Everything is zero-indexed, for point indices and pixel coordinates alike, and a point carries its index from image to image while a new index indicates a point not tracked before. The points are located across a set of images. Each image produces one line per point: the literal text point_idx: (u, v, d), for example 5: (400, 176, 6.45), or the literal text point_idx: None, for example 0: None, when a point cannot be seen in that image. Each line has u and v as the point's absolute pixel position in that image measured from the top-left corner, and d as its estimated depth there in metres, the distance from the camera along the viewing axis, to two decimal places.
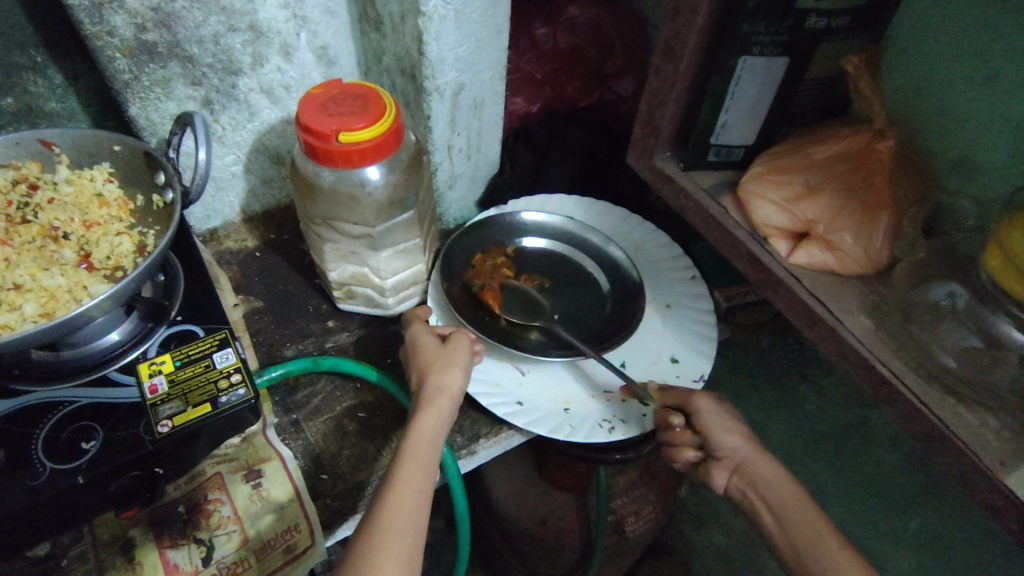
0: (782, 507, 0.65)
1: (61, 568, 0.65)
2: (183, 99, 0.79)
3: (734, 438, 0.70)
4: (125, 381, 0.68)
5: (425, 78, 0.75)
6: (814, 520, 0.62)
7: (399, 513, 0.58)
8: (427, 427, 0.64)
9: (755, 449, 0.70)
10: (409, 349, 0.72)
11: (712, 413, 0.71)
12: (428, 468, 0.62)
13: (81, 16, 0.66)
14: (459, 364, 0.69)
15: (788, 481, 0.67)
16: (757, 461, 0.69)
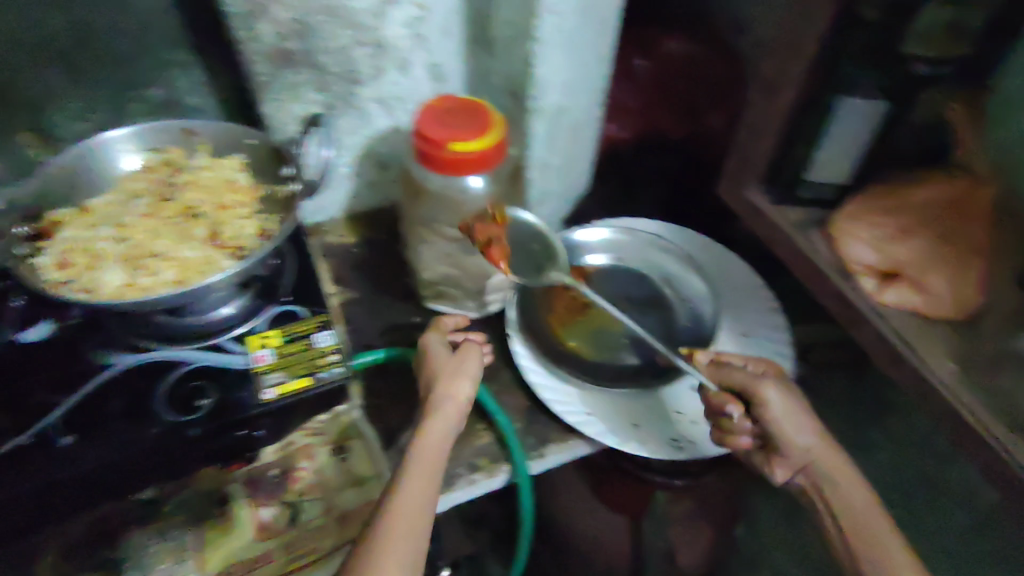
0: (845, 507, 0.67)
1: (163, 512, 0.72)
2: (310, 103, 0.85)
3: (802, 435, 0.71)
4: (235, 349, 0.74)
5: (531, 98, 0.79)
6: (878, 523, 0.65)
7: (402, 504, 0.62)
8: (434, 433, 0.69)
9: (821, 447, 0.70)
10: (421, 359, 0.78)
11: (782, 407, 0.71)
12: (433, 469, 0.66)
13: (232, 21, 0.75)
14: (467, 373, 0.74)
15: (852, 480, 0.69)
16: (822, 457, 0.70)
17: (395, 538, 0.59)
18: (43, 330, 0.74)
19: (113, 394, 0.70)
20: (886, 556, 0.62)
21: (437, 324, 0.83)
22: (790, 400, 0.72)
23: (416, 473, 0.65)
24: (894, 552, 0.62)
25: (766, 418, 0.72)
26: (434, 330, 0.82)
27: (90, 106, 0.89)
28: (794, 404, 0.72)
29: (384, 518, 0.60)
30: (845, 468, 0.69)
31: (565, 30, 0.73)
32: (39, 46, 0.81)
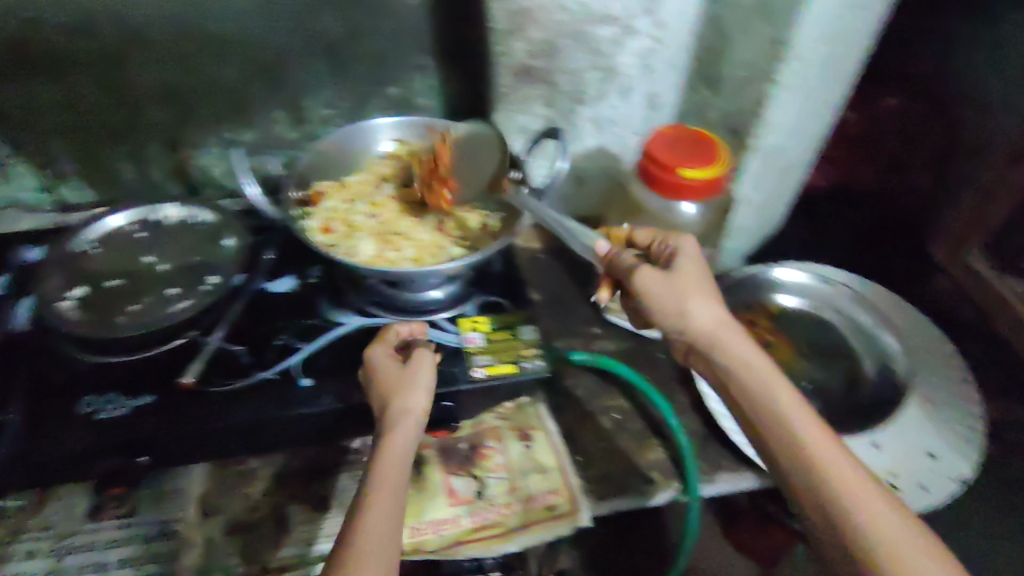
0: (804, 424, 0.58)
1: (366, 462, 0.79)
2: (535, 115, 0.93)
3: (681, 305, 0.65)
4: (448, 328, 0.81)
5: (750, 137, 0.83)
6: (808, 429, 0.58)
7: (376, 526, 0.56)
8: (392, 451, 0.62)
9: (717, 316, 0.65)
10: (368, 374, 0.70)
11: (672, 283, 0.65)
12: (398, 487, 0.60)
13: (493, 36, 0.82)
14: (422, 385, 0.67)
15: (769, 375, 0.61)
16: (705, 335, 0.64)
17: (371, 530, 0.56)
18: (286, 284, 0.84)
19: (341, 352, 0.77)
20: (839, 481, 0.54)
21: (381, 334, 0.74)
22: (688, 260, 0.67)
23: (379, 495, 0.59)
24: (857, 477, 0.54)
25: (660, 301, 0.66)
26: (381, 342, 0.73)
27: (338, 96, 1.00)
28: (691, 262, 0.67)
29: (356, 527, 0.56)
30: (737, 348, 0.63)
31: (801, 75, 0.77)
32: (314, 40, 0.92)
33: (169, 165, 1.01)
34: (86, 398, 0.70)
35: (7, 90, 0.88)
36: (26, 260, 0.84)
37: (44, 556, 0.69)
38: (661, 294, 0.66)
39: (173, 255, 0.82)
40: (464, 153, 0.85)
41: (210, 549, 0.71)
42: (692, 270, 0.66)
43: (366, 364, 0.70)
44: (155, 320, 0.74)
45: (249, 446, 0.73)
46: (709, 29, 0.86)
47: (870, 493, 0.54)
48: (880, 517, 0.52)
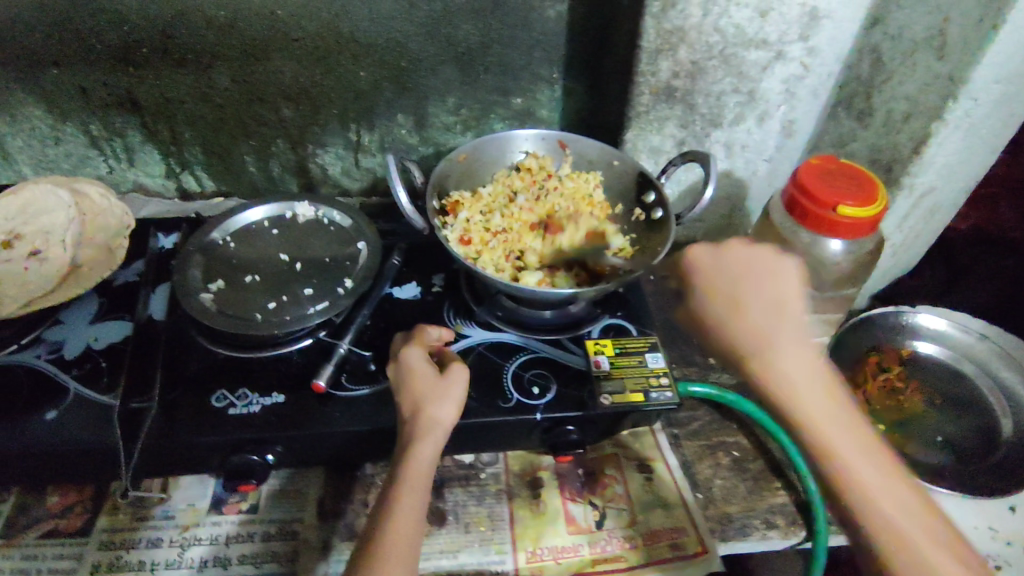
0: (840, 440, 0.57)
1: (480, 478, 0.77)
2: (667, 136, 0.90)
3: (745, 315, 0.62)
4: (573, 349, 0.79)
5: (906, 173, 0.79)
6: (844, 445, 0.57)
7: (396, 539, 0.60)
8: (417, 462, 0.63)
9: (776, 329, 0.60)
10: (401, 374, 0.69)
11: (740, 294, 0.63)
12: (419, 501, 0.62)
13: (643, 56, 0.80)
14: (453, 399, 0.66)
15: (817, 388, 0.59)
16: (776, 348, 0.60)
17: (397, 540, 0.60)
18: (411, 291, 0.85)
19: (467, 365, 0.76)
20: (871, 501, 0.54)
21: (419, 335, 0.74)
22: (751, 266, 0.64)
23: (401, 505, 0.62)
24: (894, 501, 0.54)
25: (734, 310, 0.62)
26: (418, 344, 0.72)
27: (462, 103, 0.99)
28: (751, 264, 0.65)
29: (382, 532, 0.60)
30: (786, 352, 0.60)
31: (973, 116, 0.73)
32: (449, 47, 0.92)
33: (289, 161, 1.03)
34: (220, 392, 0.71)
35: (150, 80, 0.90)
36: (164, 247, 0.87)
37: (168, 545, 0.70)
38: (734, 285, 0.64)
39: (308, 254, 0.82)
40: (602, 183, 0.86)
41: (327, 554, 0.70)
42: (758, 275, 0.64)
43: (400, 363, 0.70)
44: (293, 319, 0.74)
45: (378, 453, 0.74)
46: (864, 58, 0.83)
47: (904, 516, 0.54)
48: (915, 548, 0.52)
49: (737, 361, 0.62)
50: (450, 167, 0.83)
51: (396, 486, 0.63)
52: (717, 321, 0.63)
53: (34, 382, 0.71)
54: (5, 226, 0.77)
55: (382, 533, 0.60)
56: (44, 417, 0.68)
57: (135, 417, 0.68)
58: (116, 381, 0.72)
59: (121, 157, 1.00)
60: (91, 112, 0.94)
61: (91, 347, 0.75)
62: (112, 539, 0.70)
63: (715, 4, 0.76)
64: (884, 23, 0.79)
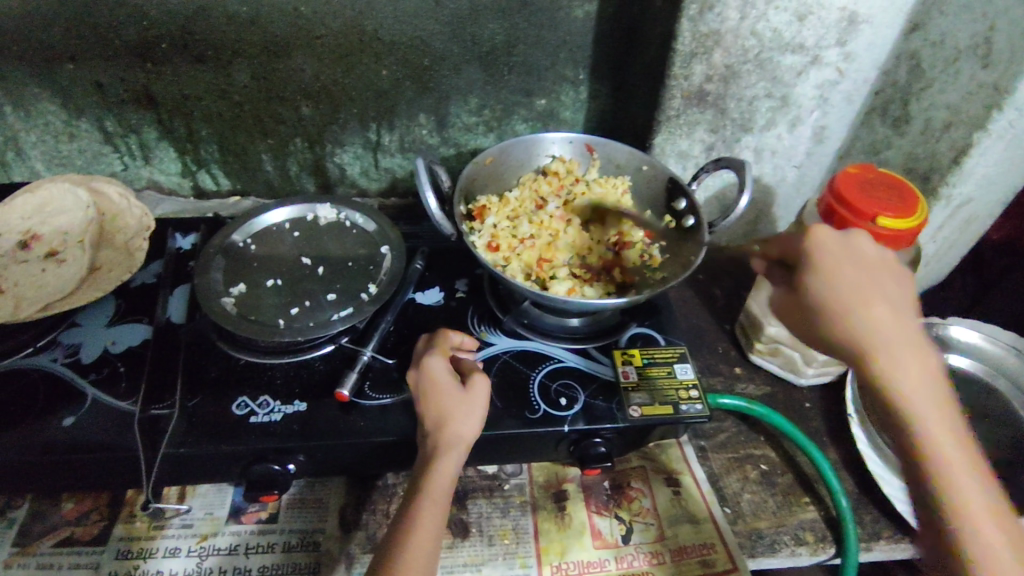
0: (962, 473, 0.47)
1: (504, 489, 0.76)
2: (696, 141, 0.88)
3: (858, 312, 0.51)
4: (601, 359, 0.77)
5: (945, 184, 0.77)
6: (967, 482, 0.47)
7: (416, 555, 0.58)
8: (438, 477, 0.61)
9: (902, 330, 0.51)
10: (422, 384, 0.67)
11: (855, 284, 0.53)
12: (440, 515, 0.61)
13: (677, 59, 0.79)
14: (475, 412, 0.64)
15: (939, 405, 0.49)
16: (897, 355, 0.50)
17: (418, 556, 0.58)
18: (434, 296, 0.83)
19: (492, 375, 0.75)
20: (976, 540, 0.45)
21: (441, 341, 0.71)
22: (871, 263, 0.54)
23: (424, 520, 0.60)
24: (1011, 554, 0.45)
25: (849, 301, 0.52)
26: (441, 353, 0.69)
27: (484, 104, 0.97)
28: (873, 259, 0.55)
29: (403, 547, 0.58)
30: (913, 359, 0.50)
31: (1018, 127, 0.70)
32: (474, 46, 0.90)
33: (306, 160, 1.01)
34: (241, 399, 0.70)
35: (168, 76, 0.88)
36: (182, 248, 0.85)
37: (186, 555, 0.68)
38: (852, 274, 0.53)
39: (330, 257, 0.80)
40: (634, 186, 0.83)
41: (349, 566, 0.69)
42: (875, 278, 0.53)
43: (420, 372, 0.68)
44: (316, 325, 0.72)
45: (401, 463, 0.72)
46: (902, 64, 0.81)
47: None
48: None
49: (844, 354, 0.53)
50: (478, 171, 0.81)
51: (416, 503, 0.60)
52: (835, 310, 0.52)
53: (50, 386, 0.70)
54: (23, 225, 0.76)
55: (401, 552, 0.58)
56: (61, 423, 0.67)
57: (155, 425, 0.67)
58: (135, 387, 0.71)
59: (136, 154, 0.98)
60: (107, 108, 0.92)
61: (108, 351, 0.74)
62: (130, 548, 0.68)
63: (754, 7, 0.74)
64: (925, 30, 0.77)
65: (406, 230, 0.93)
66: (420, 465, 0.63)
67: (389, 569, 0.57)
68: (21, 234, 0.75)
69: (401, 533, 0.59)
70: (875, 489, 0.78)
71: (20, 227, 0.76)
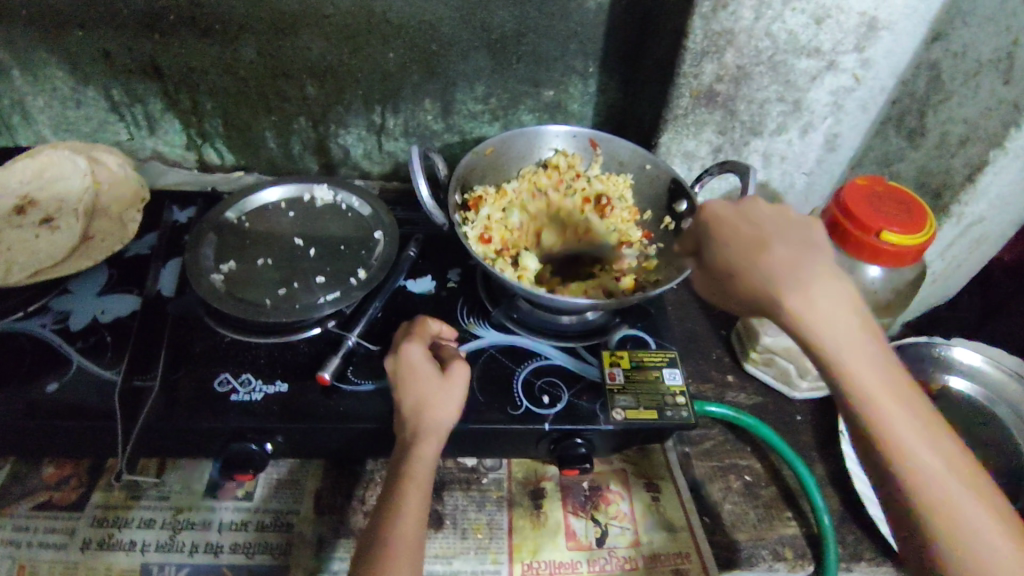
0: (912, 434, 0.46)
1: (481, 483, 0.75)
2: (703, 141, 0.86)
3: (787, 279, 0.48)
4: (589, 359, 0.76)
5: (956, 202, 0.75)
6: (897, 411, 0.46)
7: (404, 543, 0.57)
8: (421, 465, 0.61)
9: (827, 298, 0.48)
10: (399, 371, 0.66)
11: (765, 247, 0.50)
12: (424, 503, 0.60)
13: (687, 57, 0.76)
14: (456, 400, 0.64)
15: (877, 368, 0.47)
16: (832, 327, 0.47)
17: (406, 545, 0.57)
18: (426, 284, 0.82)
19: (477, 367, 0.74)
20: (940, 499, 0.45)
21: (420, 330, 0.70)
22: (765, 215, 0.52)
23: (408, 508, 0.59)
24: (971, 501, 0.45)
25: (749, 261, 0.50)
26: (419, 340, 0.69)
27: (491, 92, 0.96)
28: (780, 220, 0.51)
29: (389, 537, 0.57)
30: (820, 294, 0.48)
31: None
32: (483, 33, 0.88)
33: (310, 139, 1.00)
34: (223, 376, 0.70)
35: (175, 47, 0.88)
36: (178, 221, 0.85)
37: (160, 527, 0.68)
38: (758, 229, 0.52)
39: (323, 239, 0.80)
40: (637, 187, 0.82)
41: (320, 549, 0.69)
42: (789, 235, 0.50)
43: (398, 359, 0.67)
44: (303, 308, 0.72)
45: (379, 451, 0.72)
46: (921, 75, 0.78)
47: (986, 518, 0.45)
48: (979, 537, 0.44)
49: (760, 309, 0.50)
50: (475, 161, 0.80)
51: (396, 492, 0.60)
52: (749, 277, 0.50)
53: (37, 352, 0.70)
54: (20, 190, 0.77)
55: (385, 540, 0.57)
56: (46, 389, 0.67)
57: (136, 396, 0.67)
58: (120, 358, 0.71)
59: (142, 124, 0.98)
60: (113, 77, 0.92)
61: (96, 320, 0.74)
62: (106, 517, 0.69)
63: (769, 7, 0.71)
64: (946, 40, 0.74)
65: (403, 216, 0.92)
66: (398, 454, 0.62)
67: (374, 557, 0.56)
68: (16, 198, 0.76)
69: (385, 521, 0.58)
70: (860, 508, 0.76)
71: (17, 191, 0.77)
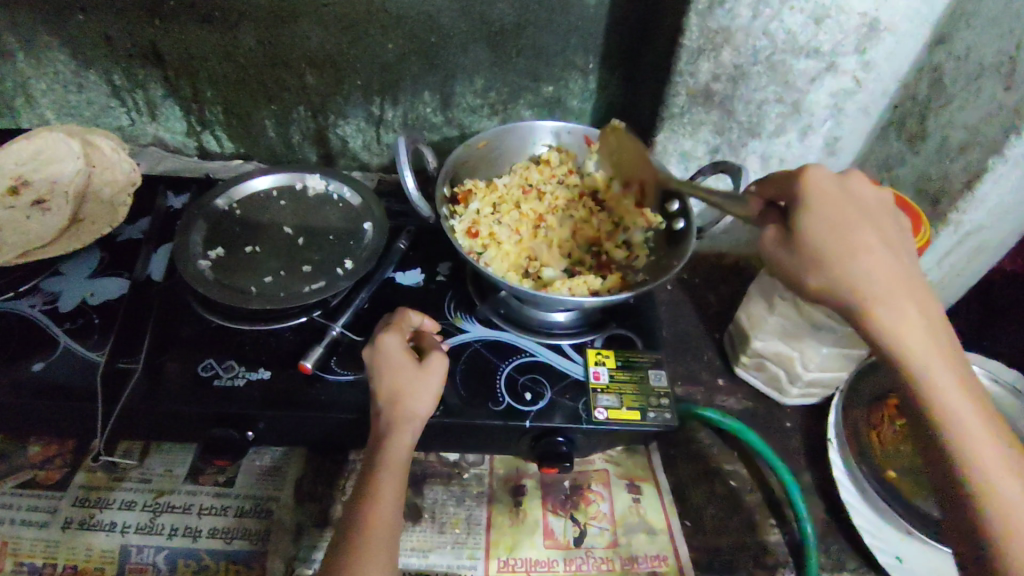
0: (958, 405, 0.48)
1: (462, 478, 0.75)
2: (700, 141, 0.85)
3: (852, 254, 0.51)
4: (574, 357, 0.76)
5: (954, 209, 0.73)
6: (972, 421, 0.47)
7: (378, 529, 0.57)
8: (395, 454, 0.60)
9: (890, 273, 0.51)
10: (377, 360, 0.66)
11: (835, 220, 0.52)
12: (398, 492, 0.60)
13: (683, 55, 0.75)
14: (432, 390, 0.64)
15: (932, 341, 0.49)
16: (894, 296, 0.50)
17: (379, 532, 0.57)
18: (415, 277, 0.82)
19: (461, 362, 0.74)
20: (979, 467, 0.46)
21: (399, 321, 0.71)
22: (849, 197, 0.54)
23: (382, 495, 0.58)
24: (1010, 472, 0.46)
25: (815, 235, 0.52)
26: (398, 330, 0.69)
27: (490, 86, 0.95)
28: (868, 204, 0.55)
29: (362, 523, 0.57)
30: (901, 304, 0.50)
31: None
32: (482, 26, 0.88)
33: (309, 129, 1.01)
34: (207, 361, 0.70)
35: (176, 33, 0.89)
36: (172, 206, 0.86)
37: (140, 509, 0.69)
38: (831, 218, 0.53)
39: (313, 229, 0.80)
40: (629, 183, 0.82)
41: (298, 537, 0.69)
42: (862, 214, 0.54)
43: (376, 348, 0.66)
44: (288, 296, 0.72)
45: (360, 442, 0.72)
46: (924, 78, 0.76)
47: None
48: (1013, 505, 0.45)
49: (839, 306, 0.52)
50: (467, 154, 0.80)
51: (371, 479, 0.59)
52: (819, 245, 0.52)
53: (25, 331, 0.71)
54: (16, 170, 0.79)
55: (361, 529, 0.57)
56: (32, 367, 0.68)
57: (120, 377, 0.68)
58: (105, 340, 0.71)
59: (142, 110, 0.99)
60: (115, 62, 0.92)
61: (85, 302, 0.75)
62: (88, 497, 0.69)
63: (768, 5, 0.70)
64: (950, 43, 0.73)
65: (396, 208, 0.92)
66: (373, 443, 0.62)
67: (349, 545, 0.56)
68: (11, 179, 0.78)
69: (358, 509, 0.58)
70: (845, 517, 0.75)
71: (13, 172, 0.79)
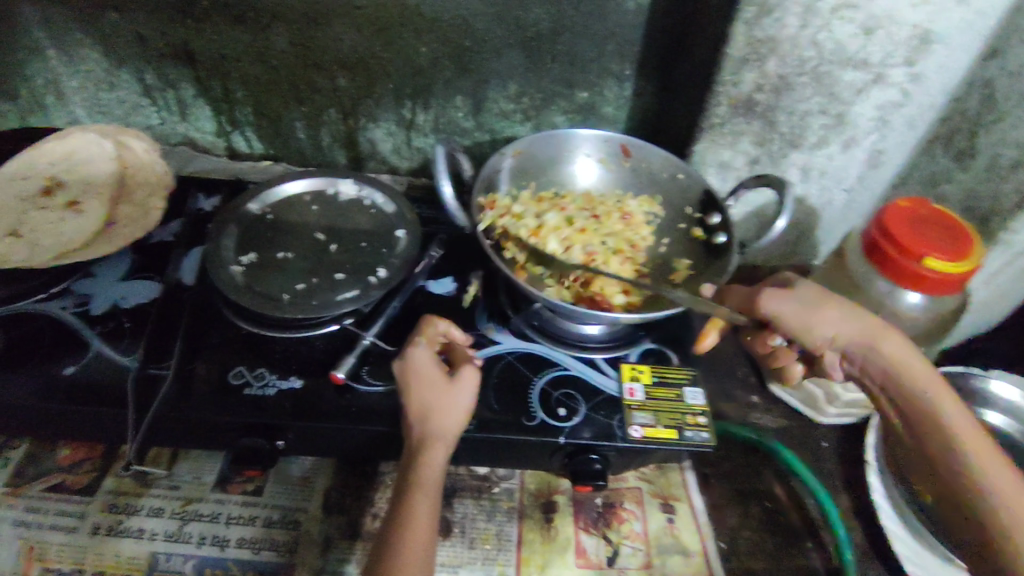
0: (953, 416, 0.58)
1: (492, 492, 0.74)
2: (740, 152, 0.83)
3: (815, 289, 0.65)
4: (608, 371, 0.74)
5: (1008, 225, 0.73)
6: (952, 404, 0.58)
7: (414, 552, 0.55)
8: (428, 472, 0.59)
9: (874, 357, 0.61)
10: (407, 374, 0.65)
11: (799, 322, 0.63)
12: (434, 512, 0.58)
13: (727, 65, 0.74)
14: (463, 407, 0.63)
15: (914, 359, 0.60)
16: (886, 345, 0.61)
17: (412, 552, 0.55)
18: (446, 286, 0.82)
19: (493, 375, 0.72)
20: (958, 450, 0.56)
21: (426, 330, 0.69)
22: (805, 294, 0.64)
23: (415, 516, 0.57)
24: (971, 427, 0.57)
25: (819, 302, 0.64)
26: (426, 342, 0.67)
27: (523, 91, 0.93)
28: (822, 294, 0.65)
29: (395, 545, 0.55)
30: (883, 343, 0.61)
31: None
32: (518, 31, 0.86)
33: (339, 131, 1.00)
34: (238, 369, 0.69)
35: (208, 34, 0.88)
36: (203, 209, 0.85)
37: (169, 517, 0.68)
38: (804, 316, 0.63)
39: (345, 235, 0.79)
40: (670, 197, 0.81)
41: (326, 550, 0.68)
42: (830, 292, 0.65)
43: (405, 364, 0.66)
44: (320, 304, 0.71)
45: (389, 455, 0.71)
46: (974, 93, 0.74)
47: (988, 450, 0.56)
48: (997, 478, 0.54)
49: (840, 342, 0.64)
50: (502, 160, 0.80)
51: (407, 498, 0.58)
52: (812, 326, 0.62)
53: (56, 333, 0.70)
54: (48, 172, 0.79)
55: (401, 548, 0.55)
56: (63, 371, 0.67)
57: (151, 384, 0.67)
58: (136, 345, 0.71)
59: (173, 109, 0.98)
60: (146, 61, 0.92)
61: (117, 305, 0.74)
62: (116, 502, 0.69)
63: (817, 15, 0.68)
64: (1003, 57, 0.70)
65: (426, 214, 0.91)
66: (405, 459, 0.61)
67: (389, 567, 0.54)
68: (44, 179, 0.78)
69: (391, 529, 0.56)
70: (883, 541, 0.73)
71: (45, 172, 0.79)
